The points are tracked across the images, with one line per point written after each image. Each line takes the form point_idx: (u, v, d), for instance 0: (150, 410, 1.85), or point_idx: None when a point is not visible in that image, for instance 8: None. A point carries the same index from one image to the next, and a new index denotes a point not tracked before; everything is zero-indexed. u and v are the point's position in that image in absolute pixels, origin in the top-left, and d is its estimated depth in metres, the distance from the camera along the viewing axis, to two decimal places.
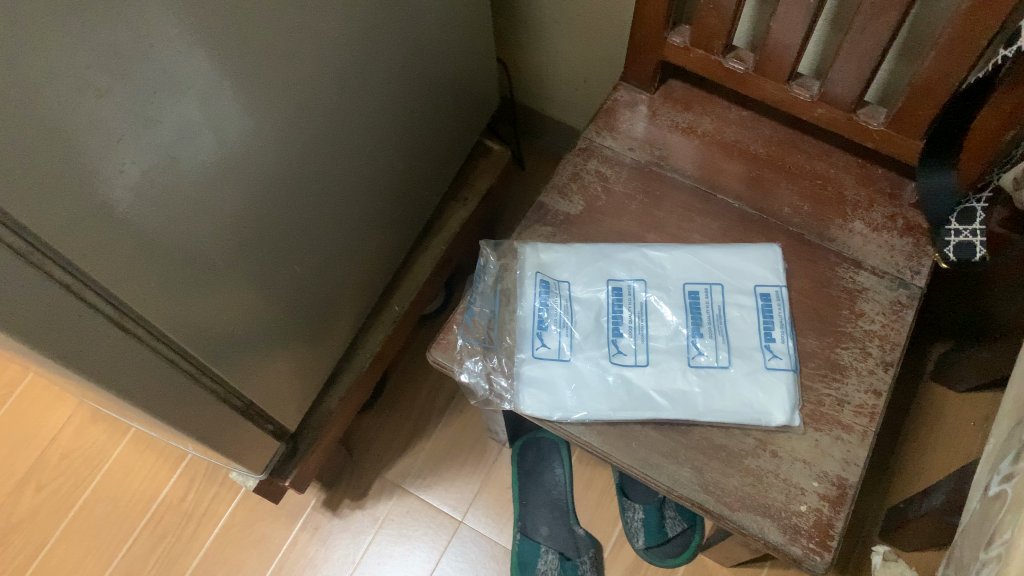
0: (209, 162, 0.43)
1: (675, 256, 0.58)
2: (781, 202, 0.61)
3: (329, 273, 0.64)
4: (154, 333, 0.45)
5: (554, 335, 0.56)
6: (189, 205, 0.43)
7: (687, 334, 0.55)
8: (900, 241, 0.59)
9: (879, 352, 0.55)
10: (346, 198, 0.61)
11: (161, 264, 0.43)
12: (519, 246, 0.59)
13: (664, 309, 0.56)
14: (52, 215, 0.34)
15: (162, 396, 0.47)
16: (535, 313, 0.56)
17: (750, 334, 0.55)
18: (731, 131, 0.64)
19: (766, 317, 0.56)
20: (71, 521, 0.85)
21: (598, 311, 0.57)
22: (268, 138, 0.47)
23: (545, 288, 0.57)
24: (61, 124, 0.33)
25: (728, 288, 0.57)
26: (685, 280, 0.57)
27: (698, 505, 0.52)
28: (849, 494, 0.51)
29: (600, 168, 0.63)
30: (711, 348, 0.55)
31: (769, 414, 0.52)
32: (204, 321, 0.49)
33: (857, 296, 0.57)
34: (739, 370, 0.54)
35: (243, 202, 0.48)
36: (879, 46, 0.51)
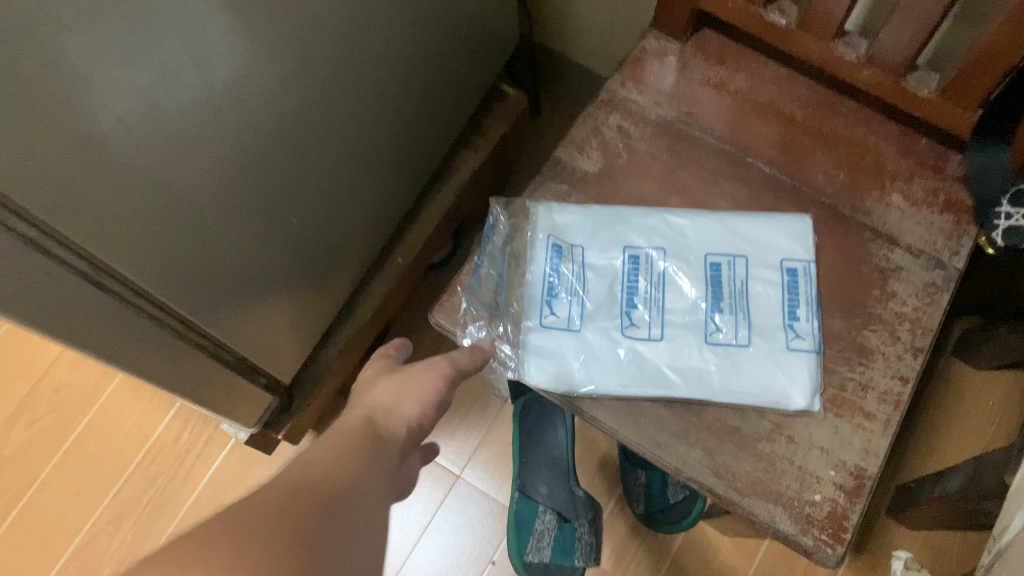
0: (197, 105, 0.39)
1: (698, 224, 0.55)
2: (815, 169, 0.57)
3: (330, 222, 0.60)
4: (131, 286, 0.42)
5: (565, 304, 0.53)
6: (175, 151, 0.40)
7: (707, 309, 0.52)
8: (941, 218, 0.55)
9: (909, 337, 0.52)
10: (351, 141, 0.57)
11: (142, 219, 0.40)
12: (531, 204, 0.55)
13: (683, 281, 0.53)
14: (14, 169, 0.31)
15: (139, 347, 0.45)
16: (545, 279, 0.53)
17: (773, 312, 0.52)
18: (766, 89, 0.60)
19: (791, 294, 0.52)
20: (63, 457, 0.83)
21: (614, 280, 0.54)
22: (265, 80, 0.43)
23: (558, 252, 0.54)
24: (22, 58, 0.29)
25: (752, 262, 0.53)
26: (707, 250, 0.54)
27: (708, 489, 0.49)
28: (868, 485, 0.49)
29: (622, 124, 0.59)
30: (730, 326, 0.52)
31: (789, 397, 0.49)
32: (190, 274, 0.46)
33: (890, 276, 0.54)
34: (759, 350, 0.51)
35: (236, 150, 0.45)
36: (938, 8, 0.46)
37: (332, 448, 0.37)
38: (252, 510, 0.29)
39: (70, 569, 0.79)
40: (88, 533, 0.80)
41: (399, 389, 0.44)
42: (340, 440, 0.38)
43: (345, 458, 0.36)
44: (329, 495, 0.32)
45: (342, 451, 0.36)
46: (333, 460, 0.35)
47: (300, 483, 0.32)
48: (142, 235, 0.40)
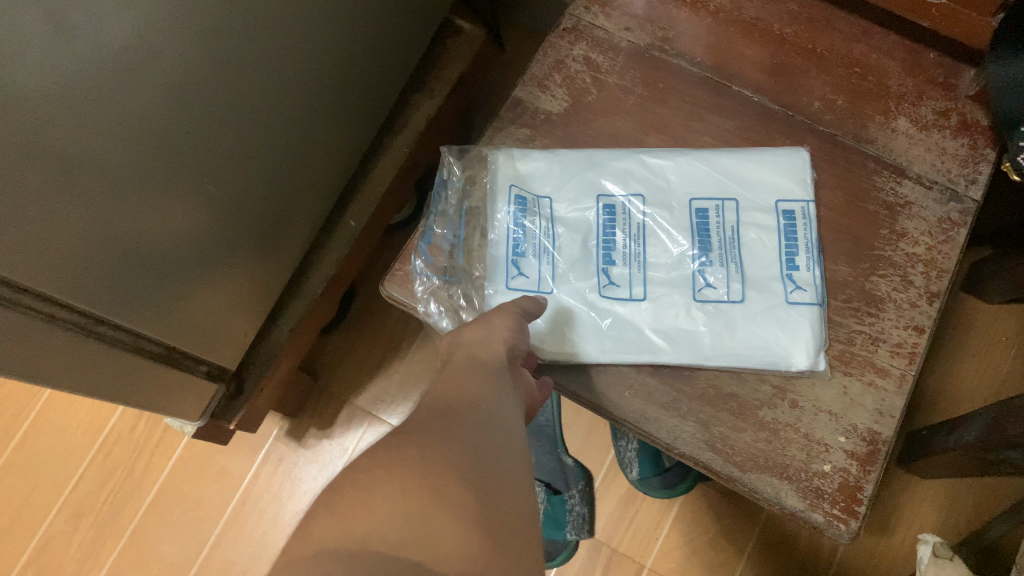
0: (54, 51, 0.32)
1: (680, 165, 0.48)
2: (809, 95, 0.51)
3: (267, 185, 0.54)
4: (10, 282, 0.35)
5: (534, 265, 0.46)
6: (41, 109, 0.33)
7: (694, 261, 0.46)
8: (954, 143, 0.49)
9: (923, 281, 0.46)
10: (284, 92, 0.50)
11: (10, 196, 0.33)
12: (490, 153, 0.49)
13: (666, 232, 0.47)
14: None
15: (38, 351, 0.39)
16: (510, 237, 0.47)
17: (769, 261, 0.46)
18: (751, 6, 0.53)
19: (788, 239, 0.46)
20: (14, 455, 0.80)
21: (587, 235, 0.47)
22: (150, 20, 0.36)
23: (523, 206, 0.47)
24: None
25: (744, 204, 0.47)
26: (691, 195, 0.48)
27: (703, 466, 0.44)
28: (883, 451, 0.43)
29: (589, 54, 0.52)
30: (722, 280, 0.46)
31: (790, 356, 0.44)
32: (91, 258, 0.39)
33: (899, 212, 0.47)
34: (754, 305, 0.45)
35: (131, 102, 0.38)
36: None
37: (461, 376, 0.31)
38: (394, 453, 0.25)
39: (31, 567, 0.77)
40: (44, 533, 0.78)
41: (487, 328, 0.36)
42: (467, 371, 0.32)
43: (484, 383, 0.31)
44: (461, 425, 0.27)
45: (476, 375, 0.32)
46: (463, 387, 0.31)
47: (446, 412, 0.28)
48: (12, 219, 0.34)
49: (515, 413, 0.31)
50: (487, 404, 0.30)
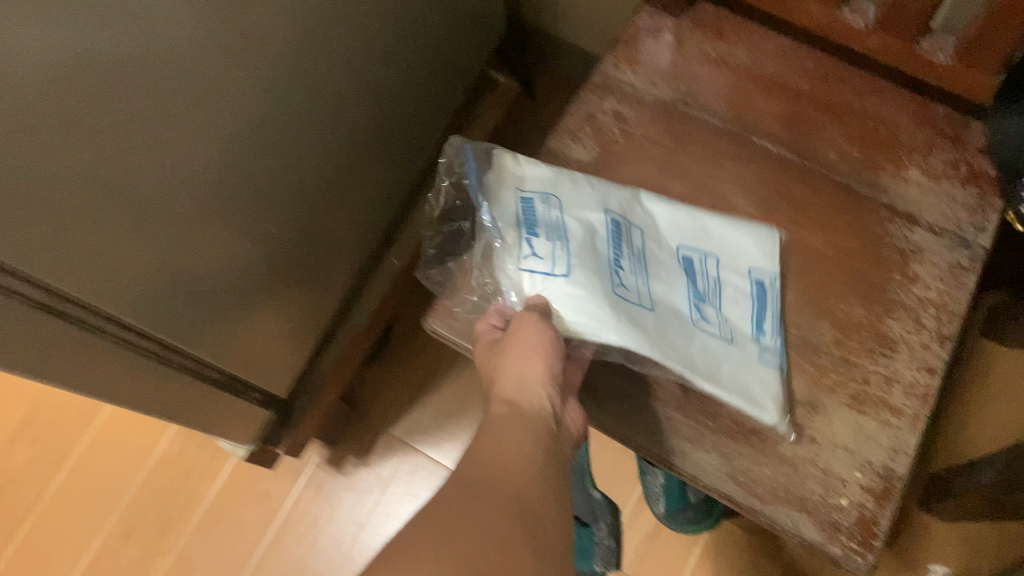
0: (137, 107, 0.36)
1: (669, 215, 0.51)
2: (825, 146, 0.54)
3: (317, 226, 0.58)
4: (51, 287, 0.36)
5: (547, 247, 0.45)
6: (122, 160, 0.36)
7: (690, 298, 0.49)
8: (963, 192, 0.51)
9: (934, 324, 0.48)
10: (335, 141, 0.54)
11: (97, 240, 0.37)
12: (497, 153, 0.49)
13: (660, 262, 0.50)
14: None
15: (108, 370, 0.42)
16: (522, 217, 0.46)
17: (740, 320, 0.49)
18: (770, 63, 0.56)
19: (759, 305, 0.50)
20: (69, 474, 0.85)
21: (594, 236, 0.47)
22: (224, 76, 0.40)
23: (535, 197, 0.48)
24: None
25: (722, 264, 0.51)
26: (678, 242, 0.51)
27: (726, 499, 0.46)
28: (897, 488, 0.45)
29: (618, 108, 0.56)
30: (711, 322, 0.49)
31: (760, 404, 0.46)
32: (159, 289, 0.43)
33: (911, 258, 0.50)
34: (734, 352, 0.48)
35: (201, 149, 0.42)
36: None
37: (501, 441, 0.40)
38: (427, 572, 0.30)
39: None
40: (93, 556, 0.82)
41: (510, 365, 0.43)
42: (507, 433, 0.40)
43: (520, 448, 0.39)
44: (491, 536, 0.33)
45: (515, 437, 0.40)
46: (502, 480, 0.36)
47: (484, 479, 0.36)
48: (99, 264, 0.38)
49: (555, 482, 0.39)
50: (521, 469, 0.38)
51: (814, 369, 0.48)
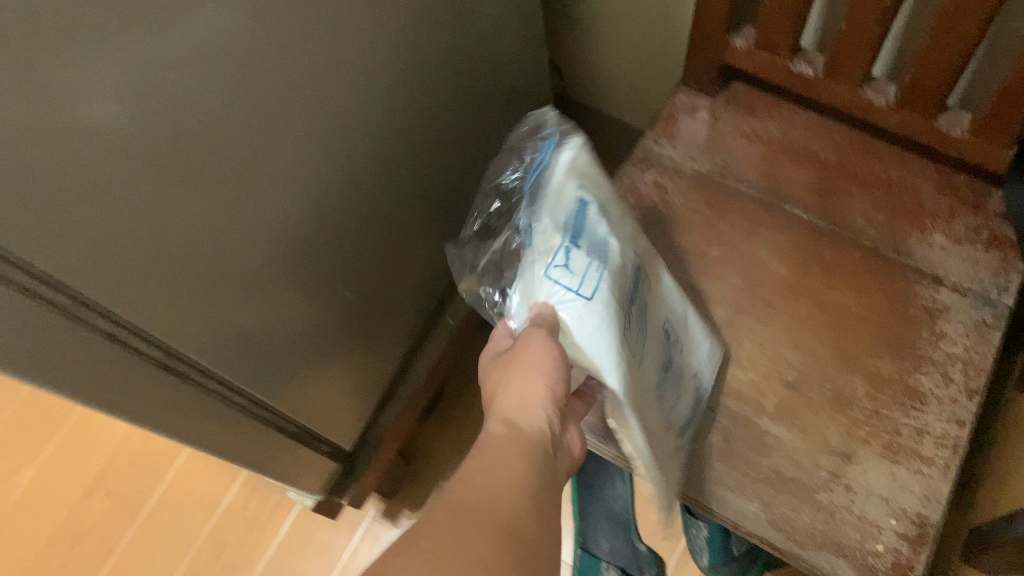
0: (242, 188, 0.42)
1: (666, 289, 0.51)
2: (853, 212, 0.58)
3: (382, 290, 0.64)
4: (170, 353, 0.43)
5: (581, 265, 0.41)
6: (227, 231, 0.42)
7: (663, 370, 0.48)
8: (986, 255, 0.55)
9: (962, 378, 0.51)
10: (402, 213, 0.61)
11: (204, 301, 0.43)
12: (572, 145, 0.45)
13: (654, 322, 0.48)
14: (95, 271, 0.35)
15: (187, 418, 0.47)
16: (570, 224, 0.42)
17: (680, 414, 0.50)
18: (800, 137, 0.61)
19: (693, 407, 0.51)
20: (140, 526, 0.90)
21: (625, 269, 0.43)
22: (319, 161, 0.47)
23: (587, 206, 0.43)
24: (152, 140, 0.34)
25: (688, 355, 0.51)
26: (666, 314, 0.50)
27: (767, 543, 0.49)
28: (931, 534, 0.48)
29: (658, 179, 0.61)
30: (667, 399, 0.48)
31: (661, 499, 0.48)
32: (246, 342, 0.48)
33: (937, 316, 0.53)
34: (670, 443, 0.48)
35: (293, 220, 0.48)
36: (964, 51, 0.50)
37: (490, 464, 0.39)
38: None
39: None
40: None
41: (515, 382, 0.42)
42: (502, 457, 0.40)
43: (511, 469, 0.39)
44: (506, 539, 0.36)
45: (505, 457, 0.40)
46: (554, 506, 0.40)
47: (472, 511, 0.37)
48: (203, 326, 0.44)
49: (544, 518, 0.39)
50: (507, 499, 0.38)
51: (847, 420, 0.52)
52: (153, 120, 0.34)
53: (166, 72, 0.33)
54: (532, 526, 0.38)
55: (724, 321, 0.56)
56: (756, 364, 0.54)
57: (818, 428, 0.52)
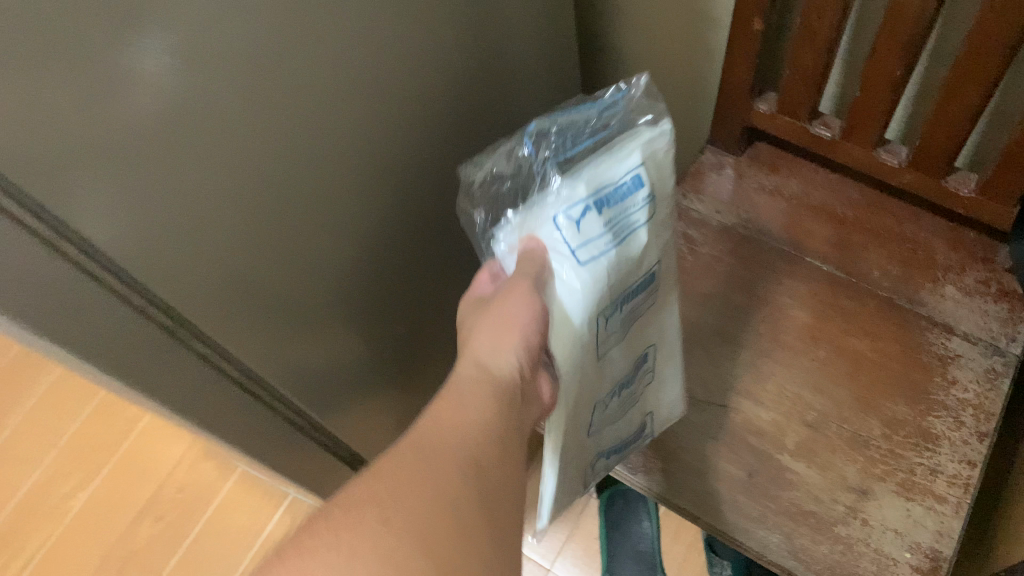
0: (324, 237, 0.47)
1: (668, 319, 0.50)
2: (870, 265, 0.62)
3: (429, 329, 0.69)
4: (183, 325, 0.40)
5: (594, 229, 0.39)
6: (308, 269, 0.48)
7: (618, 387, 0.49)
8: (995, 307, 0.58)
9: (973, 422, 0.55)
10: (450, 259, 0.66)
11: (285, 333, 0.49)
12: (663, 127, 0.41)
13: (634, 340, 0.48)
14: (209, 304, 0.41)
15: (253, 436, 0.53)
16: (612, 188, 0.39)
17: (612, 437, 0.52)
18: (819, 195, 0.66)
19: (626, 441, 0.54)
20: (185, 551, 0.98)
21: (632, 273, 0.42)
22: (384, 209, 0.53)
23: (641, 187, 0.40)
24: (248, 168, 0.38)
25: (650, 387, 0.53)
26: (654, 342, 0.50)
27: (788, 572, 0.53)
28: (944, 567, 0.51)
29: (687, 231, 0.66)
30: (605, 411, 0.49)
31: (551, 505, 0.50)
32: (307, 370, 0.53)
33: (949, 363, 0.57)
34: (584, 453, 0.50)
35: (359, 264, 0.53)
36: (968, 117, 0.55)
37: (458, 405, 0.38)
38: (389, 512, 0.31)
39: None
40: None
41: (491, 321, 0.40)
42: (471, 397, 0.38)
43: (481, 408, 0.38)
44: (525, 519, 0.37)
45: (476, 395, 0.38)
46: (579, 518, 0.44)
47: (445, 445, 0.35)
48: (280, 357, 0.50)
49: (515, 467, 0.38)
50: (479, 440, 0.36)
51: (864, 459, 0.55)
52: (253, 153, 0.38)
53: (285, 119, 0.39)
54: (495, 462, 0.36)
55: (747, 363, 0.60)
56: (778, 404, 0.58)
57: (836, 465, 0.55)
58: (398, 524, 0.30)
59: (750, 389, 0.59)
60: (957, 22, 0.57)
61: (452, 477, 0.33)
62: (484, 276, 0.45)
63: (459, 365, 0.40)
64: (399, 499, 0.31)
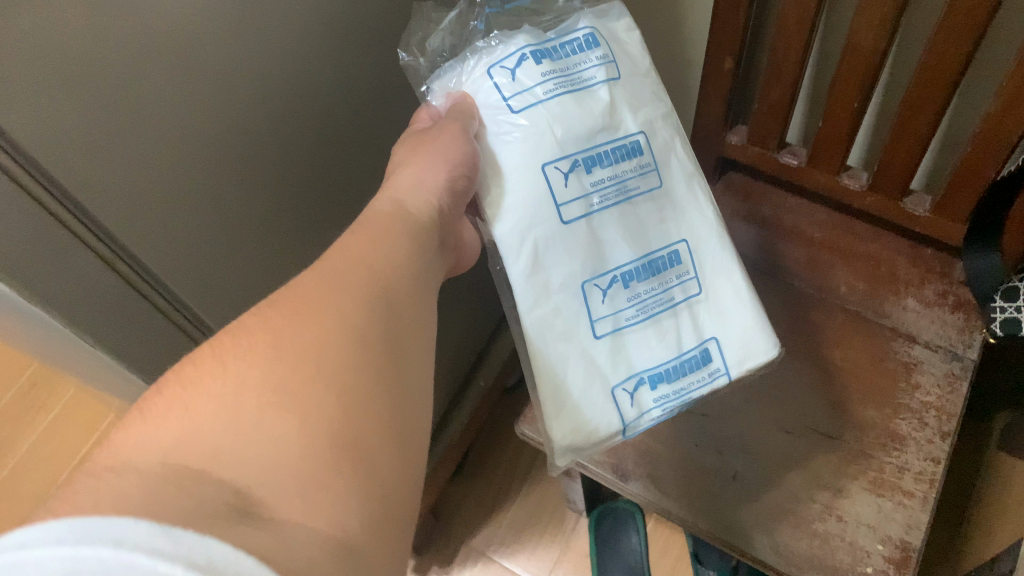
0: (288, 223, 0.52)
1: (698, 214, 0.48)
2: (838, 281, 0.67)
3: None
4: (137, 268, 0.41)
5: (530, 75, 0.43)
6: None
7: (630, 276, 0.46)
8: (952, 316, 0.63)
9: (936, 422, 0.59)
10: None
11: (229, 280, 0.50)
12: (606, 8, 0.48)
13: (639, 224, 0.47)
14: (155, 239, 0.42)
15: None
16: (551, 45, 0.44)
17: (648, 353, 0.47)
18: (789, 217, 0.71)
19: (679, 367, 0.47)
20: None
21: (600, 132, 0.44)
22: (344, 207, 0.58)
23: (593, 48, 0.45)
24: (221, 135, 0.43)
25: (699, 302, 0.48)
26: (680, 239, 0.48)
27: (770, 568, 0.56)
28: (914, 556, 0.54)
29: None
30: (618, 305, 0.46)
31: (558, 417, 0.46)
32: None
33: (913, 368, 0.61)
34: (604, 360, 0.46)
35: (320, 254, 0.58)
36: (921, 141, 0.60)
37: (364, 239, 0.39)
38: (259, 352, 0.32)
39: None
40: None
41: (421, 156, 0.44)
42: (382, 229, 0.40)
43: (387, 246, 0.39)
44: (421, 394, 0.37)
45: (384, 235, 0.40)
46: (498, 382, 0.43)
47: (332, 277, 0.36)
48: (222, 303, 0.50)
49: (421, 308, 0.39)
50: (375, 271, 0.37)
51: (838, 459, 0.59)
52: (220, 108, 0.42)
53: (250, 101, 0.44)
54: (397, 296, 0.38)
55: None
56: (756, 410, 0.62)
57: (813, 466, 0.59)
58: (277, 349, 0.32)
59: (730, 396, 0.62)
60: (910, 57, 0.63)
61: (339, 304, 0.35)
62: (421, 114, 0.48)
63: (376, 198, 0.43)
64: (275, 343, 0.32)
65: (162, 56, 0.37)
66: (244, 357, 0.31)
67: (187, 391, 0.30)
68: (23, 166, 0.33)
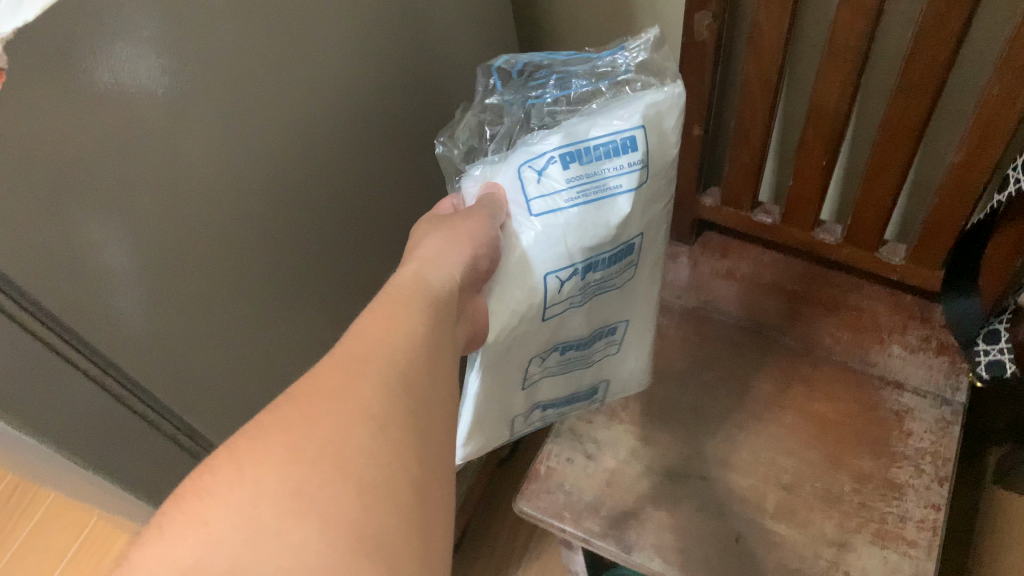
0: (276, 321, 0.53)
1: (646, 295, 0.53)
2: (823, 333, 0.68)
3: None
4: (125, 382, 0.41)
5: (557, 181, 0.44)
6: None
7: (574, 346, 0.51)
8: (938, 360, 0.65)
9: (932, 468, 0.59)
10: None
11: (222, 385, 0.50)
12: (653, 92, 0.45)
13: (602, 303, 0.50)
14: (143, 351, 0.41)
15: None
16: (586, 146, 0.44)
17: (555, 391, 0.55)
18: (768, 272, 0.73)
19: (571, 398, 0.57)
20: None
21: (607, 242, 0.45)
22: (333, 304, 0.59)
23: (627, 152, 0.44)
24: (207, 240, 0.43)
25: (610, 360, 0.57)
26: (621, 318, 0.53)
27: None
28: None
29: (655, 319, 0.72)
30: (553, 362, 0.52)
31: (471, 442, 0.52)
32: None
33: (904, 416, 0.62)
34: (519, 402, 0.53)
35: (315, 348, 0.59)
36: (889, 192, 0.62)
37: (381, 318, 0.37)
38: (273, 445, 0.30)
39: None
40: None
41: (449, 237, 0.43)
42: (400, 310, 0.38)
43: (409, 324, 0.37)
44: None
45: (400, 314, 0.38)
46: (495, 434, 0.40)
47: (354, 361, 0.34)
48: (214, 407, 0.50)
49: (442, 390, 0.36)
50: (392, 352, 0.35)
51: (839, 513, 0.58)
52: (207, 211, 0.42)
53: (235, 208, 0.44)
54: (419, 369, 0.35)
55: (723, 433, 0.64)
56: (755, 468, 0.62)
57: (815, 522, 0.58)
58: (295, 449, 0.30)
59: (728, 455, 0.63)
60: (870, 114, 0.65)
61: (355, 391, 0.32)
62: (446, 202, 0.49)
63: (399, 273, 0.42)
64: (288, 439, 0.30)
65: (150, 174, 0.38)
66: (262, 460, 0.29)
67: (205, 499, 0.28)
68: (18, 303, 0.33)
